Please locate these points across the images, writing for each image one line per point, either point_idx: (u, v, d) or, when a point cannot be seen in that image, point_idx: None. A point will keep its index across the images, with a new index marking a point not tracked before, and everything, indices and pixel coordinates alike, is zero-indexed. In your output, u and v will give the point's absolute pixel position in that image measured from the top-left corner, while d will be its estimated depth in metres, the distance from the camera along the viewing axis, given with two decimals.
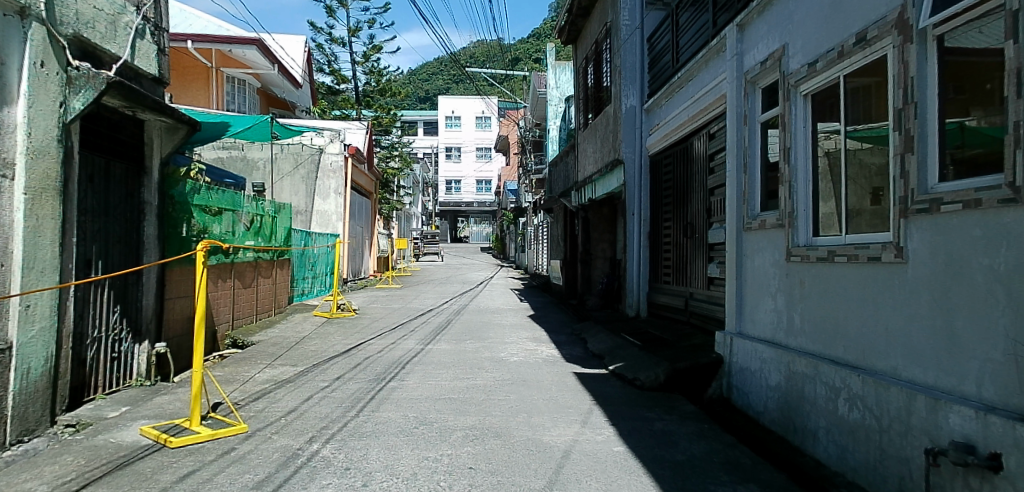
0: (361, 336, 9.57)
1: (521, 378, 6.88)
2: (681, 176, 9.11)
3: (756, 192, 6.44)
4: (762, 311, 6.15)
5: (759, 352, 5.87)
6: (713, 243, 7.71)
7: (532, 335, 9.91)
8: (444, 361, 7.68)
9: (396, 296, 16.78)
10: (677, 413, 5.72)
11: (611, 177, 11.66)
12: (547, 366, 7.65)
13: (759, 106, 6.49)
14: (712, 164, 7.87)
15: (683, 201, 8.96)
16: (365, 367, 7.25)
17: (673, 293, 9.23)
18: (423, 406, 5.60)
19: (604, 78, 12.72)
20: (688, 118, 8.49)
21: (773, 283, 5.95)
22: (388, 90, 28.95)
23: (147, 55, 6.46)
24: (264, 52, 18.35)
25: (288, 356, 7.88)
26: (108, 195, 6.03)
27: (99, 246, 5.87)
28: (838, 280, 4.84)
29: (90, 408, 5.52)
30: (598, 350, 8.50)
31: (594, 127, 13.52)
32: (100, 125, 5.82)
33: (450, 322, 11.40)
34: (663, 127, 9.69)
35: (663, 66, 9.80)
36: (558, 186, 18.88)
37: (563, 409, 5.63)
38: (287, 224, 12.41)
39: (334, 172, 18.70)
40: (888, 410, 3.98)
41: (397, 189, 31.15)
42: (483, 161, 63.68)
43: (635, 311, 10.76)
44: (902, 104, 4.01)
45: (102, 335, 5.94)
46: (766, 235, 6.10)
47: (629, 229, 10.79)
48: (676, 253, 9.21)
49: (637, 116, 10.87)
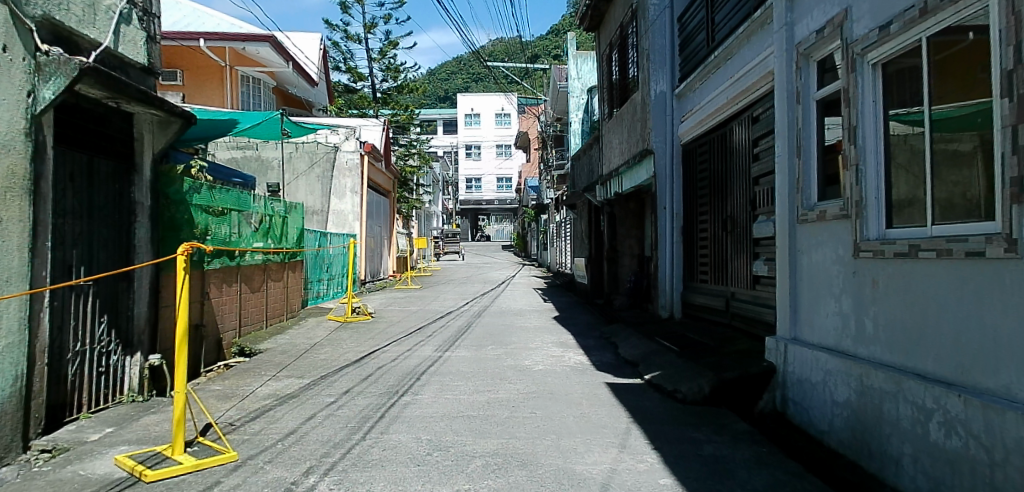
0: (376, 342, 8.95)
1: (548, 390, 6.20)
2: (719, 166, 8.34)
3: (812, 180, 5.66)
4: (822, 315, 5.39)
5: (823, 363, 5.11)
6: (758, 238, 6.93)
7: (558, 340, 9.19)
8: (464, 371, 7.01)
9: (415, 297, 16.23)
10: (728, 433, 4.97)
11: (640, 169, 10.90)
12: (576, 375, 6.94)
13: (814, 82, 5.69)
14: (756, 150, 7.08)
15: (722, 194, 8.18)
16: (377, 378, 6.61)
17: (711, 293, 8.48)
18: (439, 427, 4.96)
19: (630, 65, 11.93)
20: (727, 101, 7.71)
21: (836, 283, 5.18)
22: (405, 87, 28.40)
23: (134, 42, 5.92)
24: (278, 49, 17.91)
25: (295, 366, 7.30)
26: (92, 195, 5.52)
27: (81, 252, 5.35)
28: (923, 279, 4.07)
29: (71, 430, 5.01)
30: (631, 356, 7.77)
31: (620, 117, 12.73)
32: (79, 117, 5.30)
33: (471, 325, 10.74)
34: (697, 113, 8.90)
35: (696, 47, 8.98)
36: (581, 181, 18.12)
37: (596, 430, 4.93)
38: (300, 224, 11.90)
39: (350, 170, 18.20)
40: (999, 441, 3.22)
41: (416, 187, 30.56)
42: (503, 159, 63.07)
43: (668, 313, 10.01)
44: (1013, 65, 3.23)
45: (86, 349, 5.43)
46: (826, 228, 5.35)
47: (663, 225, 10.05)
48: (714, 249, 8.44)
49: (667, 102, 10.07)
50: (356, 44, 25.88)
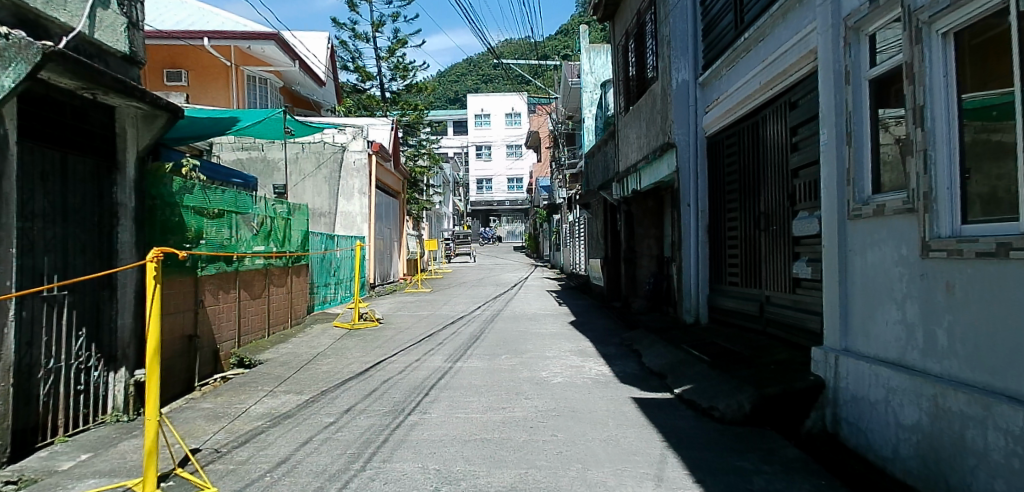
0: (383, 352, 8.40)
1: (569, 407, 5.60)
2: (749, 159, 7.72)
3: (866, 170, 5.01)
4: (882, 323, 4.74)
5: (885, 378, 4.48)
6: (798, 237, 6.30)
7: (577, 347, 8.59)
8: (477, 385, 6.43)
9: (425, 301, 15.70)
10: (780, 461, 4.34)
11: (662, 164, 10.28)
12: (599, 389, 6.35)
13: (867, 59, 5.02)
14: (794, 140, 6.46)
15: (753, 190, 7.56)
16: (382, 393, 6.07)
17: (742, 296, 7.85)
18: (448, 453, 4.40)
19: (648, 55, 11.32)
20: (760, 87, 7.09)
21: (899, 287, 4.53)
22: (414, 86, 27.90)
23: (113, 27, 5.43)
24: (284, 47, 17.48)
25: (295, 380, 6.75)
26: (66, 195, 5.02)
27: (55, 258, 4.86)
28: (1012, 283, 3.40)
29: (41, 458, 4.49)
30: (658, 367, 7.16)
31: (638, 110, 12.11)
32: (46, 110, 4.80)
33: (483, 332, 10.16)
34: (724, 101, 8.26)
35: (721, 31, 8.33)
36: (595, 180, 17.53)
37: (628, 457, 4.34)
38: (303, 227, 11.37)
39: (357, 171, 17.71)
40: None
41: (426, 187, 30.05)
42: (514, 158, 62.48)
43: (694, 318, 9.35)
44: None
45: (60, 366, 4.92)
46: (886, 225, 4.70)
47: (686, 223, 9.46)
48: (744, 249, 7.83)
49: (690, 92, 9.42)
50: (364, 43, 25.41)
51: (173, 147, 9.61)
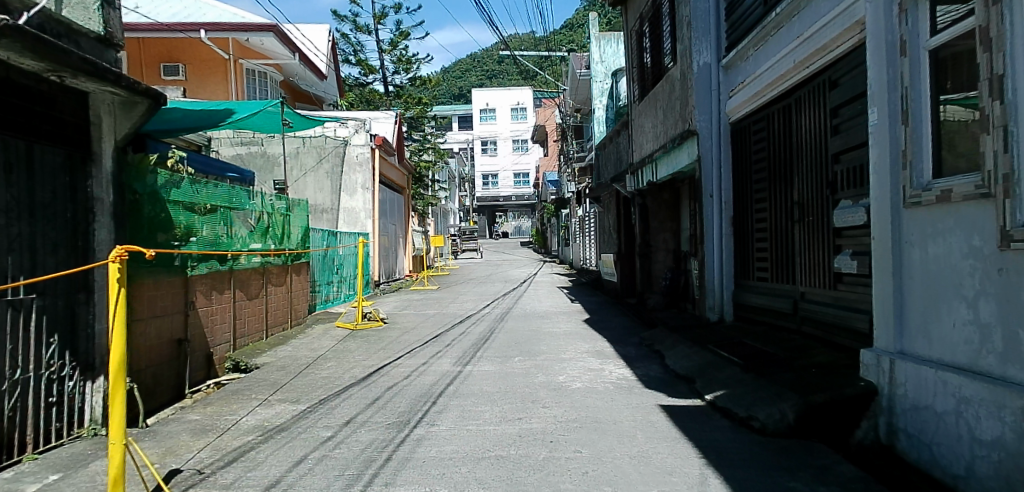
0: (387, 354, 7.89)
1: (593, 417, 5.08)
2: (781, 146, 7.15)
3: (926, 151, 4.40)
4: (948, 323, 4.10)
5: (955, 387, 3.84)
6: (841, 229, 5.74)
7: (594, 348, 8.05)
8: (489, 392, 5.91)
9: (432, 299, 15.19)
10: (838, 482, 3.79)
11: (680, 153, 9.74)
12: (622, 395, 5.82)
13: (926, 26, 4.37)
14: (835, 122, 5.90)
15: (785, 178, 7.00)
16: (387, 402, 5.56)
17: (773, 293, 7.29)
18: (459, 474, 3.88)
19: (665, 39, 10.74)
20: (794, 65, 6.50)
21: (970, 282, 3.90)
22: (418, 79, 27.34)
23: (82, 4, 4.90)
24: (283, 39, 16.88)
25: (291, 386, 6.26)
26: (34, 188, 4.49)
27: (20, 259, 4.34)
28: None
29: (5, 479, 3.99)
30: (684, 370, 6.62)
31: (653, 97, 11.54)
32: (8, 95, 4.28)
33: (494, 332, 9.65)
34: (751, 84, 7.67)
35: (747, 7, 7.74)
36: (607, 172, 16.95)
37: (664, 478, 3.80)
38: (303, 222, 10.88)
39: (360, 165, 17.07)
40: None
41: (432, 183, 29.52)
42: (520, 153, 61.82)
43: (718, 316, 8.78)
44: None
45: (28, 377, 4.43)
46: (952, 212, 4.07)
47: (709, 215, 8.89)
48: (775, 242, 7.28)
49: (713, 75, 8.83)
50: (366, 35, 24.84)
51: (162, 139, 9.08)
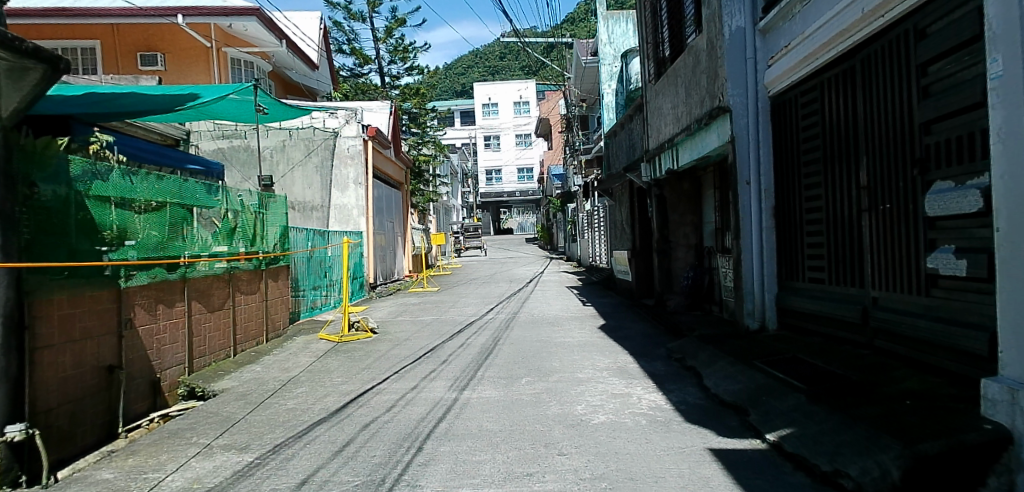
0: (371, 376, 6.68)
1: (626, 473, 3.81)
2: (843, 119, 5.90)
3: None
4: None
5: None
6: (935, 218, 4.49)
7: (615, 365, 6.83)
8: (490, 431, 4.68)
9: (432, 303, 13.99)
10: None
11: (707, 134, 8.50)
12: (658, 434, 4.58)
13: None
14: (923, 83, 4.64)
15: (851, 157, 5.76)
16: (359, 449, 4.35)
17: (834, 297, 6.04)
18: None
19: (686, 5, 9.47)
20: (862, 16, 5.22)
21: None
22: (415, 69, 26.09)
23: None
24: (268, 24, 15.61)
25: (245, 425, 5.05)
26: None
27: None
28: None
29: None
30: (729, 396, 5.39)
31: (673, 74, 10.27)
32: None
33: (497, 343, 8.44)
34: (799, 46, 6.39)
35: None
36: (619, 162, 15.70)
37: None
38: (283, 221, 9.73)
39: (351, 159, 15.90)
40: None
41: (432, 178, 28.27)
42: (523, 148, 60.52)
43: (757, 323, 7.53)
44: None
45: None
46: None
47: (744, 205, 7.62)
48: (837, 235, 6.03)
49: (747, 40, 7.56)
50: (359, 23, 23.59)
51: (91, 124, 7.90)
